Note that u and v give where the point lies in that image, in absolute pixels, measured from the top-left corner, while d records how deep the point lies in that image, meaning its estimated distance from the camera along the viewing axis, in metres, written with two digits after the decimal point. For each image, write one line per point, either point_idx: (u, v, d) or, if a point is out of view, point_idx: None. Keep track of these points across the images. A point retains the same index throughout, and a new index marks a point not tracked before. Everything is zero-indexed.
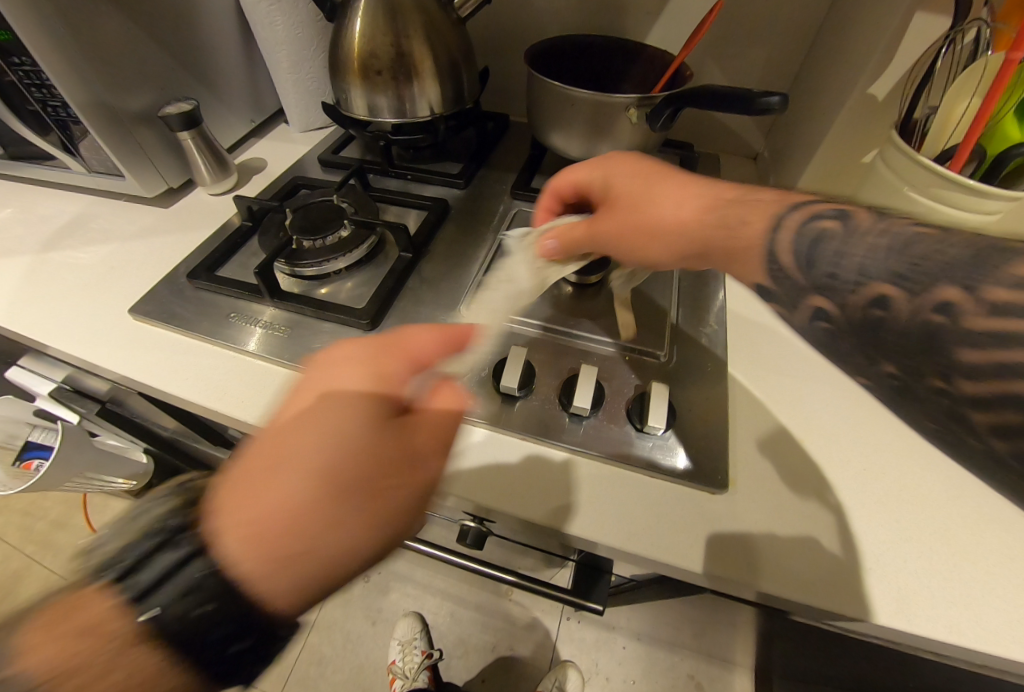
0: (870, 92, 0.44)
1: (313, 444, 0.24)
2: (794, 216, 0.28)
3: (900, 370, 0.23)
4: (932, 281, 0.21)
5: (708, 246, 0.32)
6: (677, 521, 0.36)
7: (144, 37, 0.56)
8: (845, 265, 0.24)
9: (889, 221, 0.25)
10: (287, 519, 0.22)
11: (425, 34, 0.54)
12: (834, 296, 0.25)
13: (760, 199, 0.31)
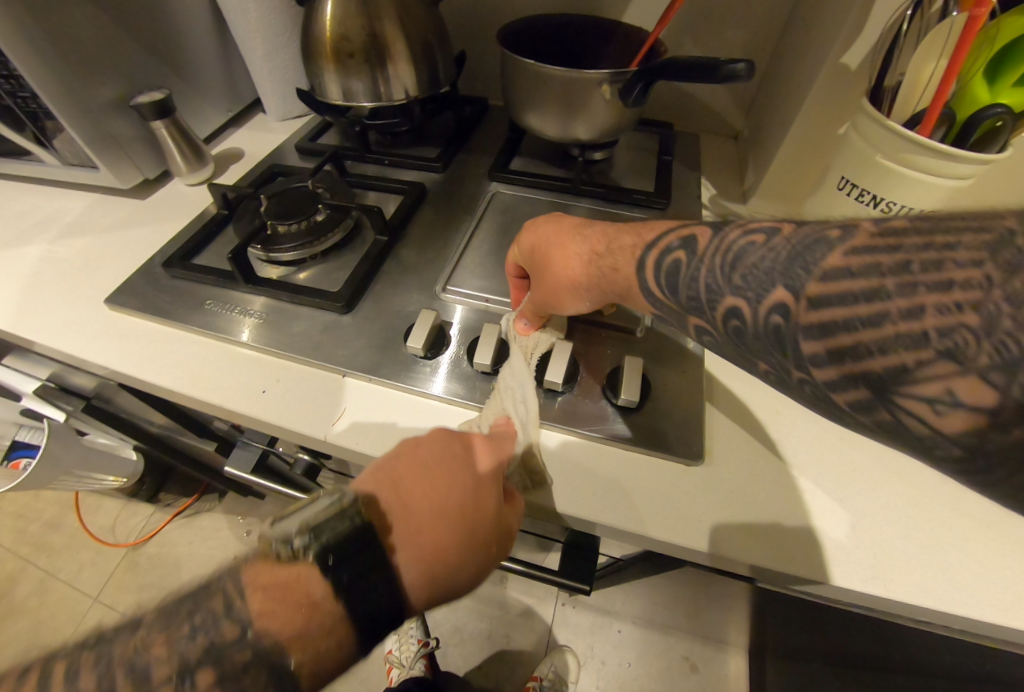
0: (842, 61, 0.44)
1: (461, 499, 0.30)
2: (649, 255, 0.32)
3: (770, 367, 0.26)
4: (765, 286, 0.25)
5: (610, 290, 0.35)
6: (654, 495, 0.36)
7: (113, 25, 0.55)
8: (698, 285, 0.29)
9: (723, 238, 0.29)
10: (442, 554, 0.29)
11: (397, 16, 0.53)
12: (702, 317, 0.29)
13: (628, 237, 0.35)
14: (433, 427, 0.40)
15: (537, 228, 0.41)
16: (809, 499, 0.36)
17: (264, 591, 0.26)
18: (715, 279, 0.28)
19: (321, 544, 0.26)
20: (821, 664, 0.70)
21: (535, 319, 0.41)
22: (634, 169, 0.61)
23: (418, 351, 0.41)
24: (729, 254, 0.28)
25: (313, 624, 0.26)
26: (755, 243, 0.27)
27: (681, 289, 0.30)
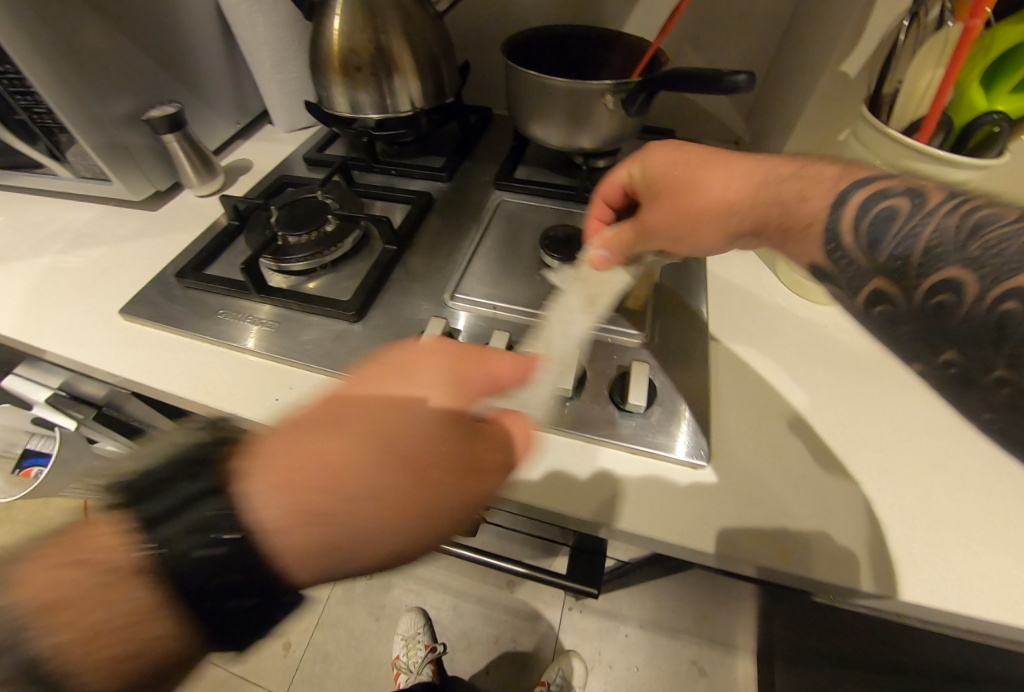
0: (841, 69, 0.45)
1: (359, 424, 0.26)
2: (855, 194, 0.29)
3: (960, 358, 0.24)
4: (1002, 265, 0.23)
5: (765, 224, 0.34)
6: (665, 499, 0.36)
7: (127, 41, 0.56)
8: (901, 243, 0.27)
9: (956, 203, 0.26)
10: (326, 478, 0.24)
11: (403, 30, 0.54)
12: (895, 280, 0.27)
13: (817, 169, 0.32)
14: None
15: (668, 157, 0.40)
16: (817, 502, 0.36)
17: (62, 565, 0.22)
18: (939, 240, 0.26)
19: (137, 477, 0.24)
20: (831, 666, 0.70)
21: (634, 246, 0.41)
22: None
23: None
24: (962, 221, 0.25)
25: (111, 584, 0.22)
26: (988, 219, 0.25)
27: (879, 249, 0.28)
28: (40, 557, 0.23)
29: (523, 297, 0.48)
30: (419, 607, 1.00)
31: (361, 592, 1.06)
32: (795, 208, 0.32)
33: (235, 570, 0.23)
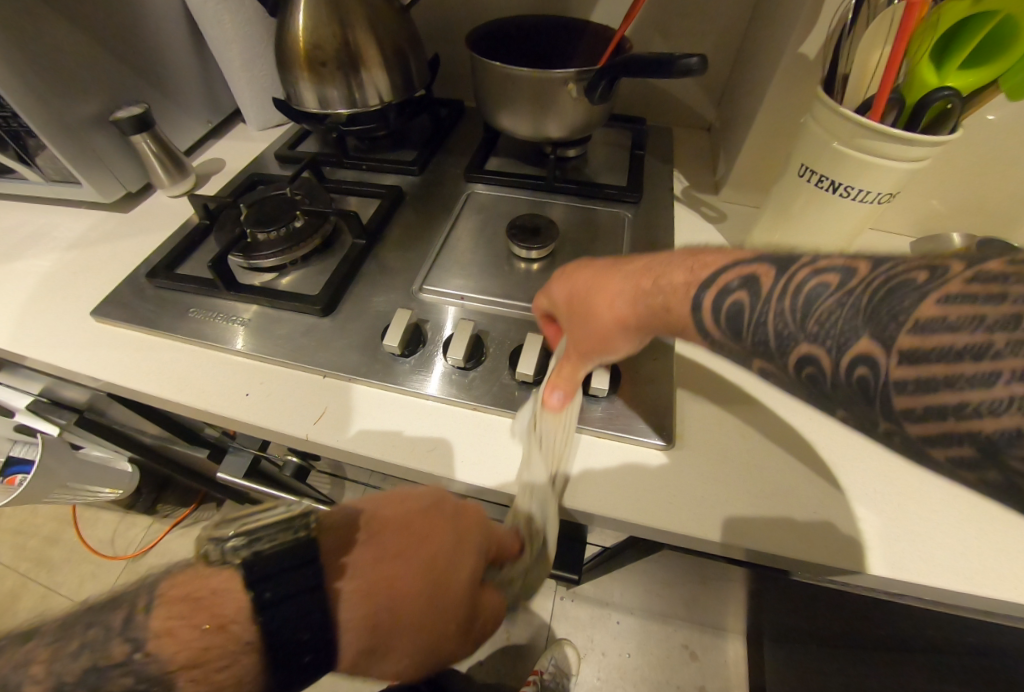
0: (801, 52, 0.45)
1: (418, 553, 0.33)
2: (706, 295, 0.31)
3: (846, 418, 0.27)
4: (847, 336, 0.25)
5: (662, 326, 0.34)
6: (628, 479, 0.38)
7: (91, 43, 0.55)
8: (764, 328, 0.29)
9: (789, 278, 0.28)
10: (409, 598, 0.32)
11: (369, 24, 0.54)
12: (769, 359, 0.29)
13: (680, 266, 0.34)
14: (414, 422, 0.41)
15: (565, 279, 0.40)
16: (778, 480, 0.37)
17: (173, 607, 0.28)
18: (786, 324, 0.27)
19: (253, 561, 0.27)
20: (817, 643, 0.71)
21: (572, 371, 0.38)
22: (606, 165, 0.62)
23: (394, 349, 0.42)
24: (800, 293, 0.27)
25: (215, 653, 0.26)
26: (826, 286, 0.27)
27: (744, 329, 0.30)
28: (158, 608, 0.28)
29: (493, 286, 0.49)
30: None
31: None
32: (675, 312, 0.33)
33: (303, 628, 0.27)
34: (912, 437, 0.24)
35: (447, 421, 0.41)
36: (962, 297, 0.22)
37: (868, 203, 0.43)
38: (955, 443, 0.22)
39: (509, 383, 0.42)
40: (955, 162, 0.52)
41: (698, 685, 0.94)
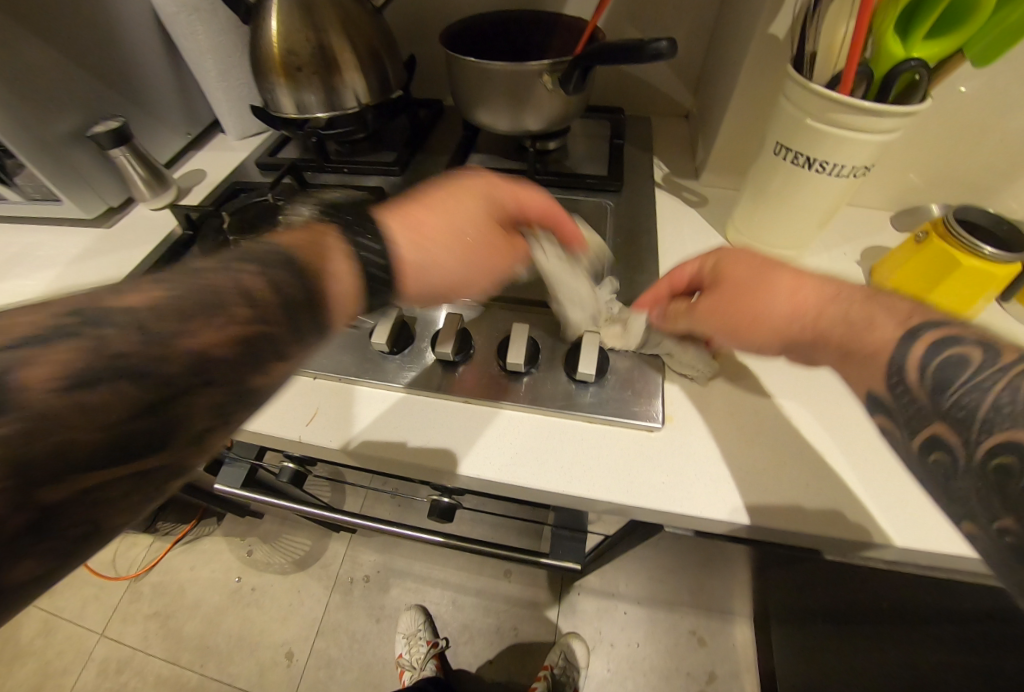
0: (771, 32, 0.46)
1: (444, 228, 0.39)
2: (926, 337, 0.29)
3: (1017, 526, 0.25)
4: None
5: (825, 335, 0.33)
6: (621, 461, 0.38)
7: (64, 58, 0.55)
8: (977, 398, 0.27)
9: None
10: (470, 255, 0.40)
11: (341, 27, 0.55)
12: (959, 429, 0.27)
13: (890, 303, 0.32)
14: (407, 420, 0.41)
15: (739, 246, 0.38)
16: (771, 456, 0.38)
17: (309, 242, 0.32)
18: (1011, 402, 0.26)
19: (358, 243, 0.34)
20: (821, 619, 0.72)
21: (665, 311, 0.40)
22: (588, 156, 0.62)
23: (384, 348, 0.42)
24: None
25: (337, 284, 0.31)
26: None
27: (949, 391, 0.28)
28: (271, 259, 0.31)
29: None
30: (419, 604, 1.00)
31: (358, 594, 1.04)
32: (862, 329, 0.32)
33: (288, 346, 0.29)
34: None
35: (440, 414, 0.41)
36: None
37: (845, 178, 0.44)
38: None
39: (500, 374, 0.42)
40: (928, 135, 0.53)
41: (708, 670, 0.94)
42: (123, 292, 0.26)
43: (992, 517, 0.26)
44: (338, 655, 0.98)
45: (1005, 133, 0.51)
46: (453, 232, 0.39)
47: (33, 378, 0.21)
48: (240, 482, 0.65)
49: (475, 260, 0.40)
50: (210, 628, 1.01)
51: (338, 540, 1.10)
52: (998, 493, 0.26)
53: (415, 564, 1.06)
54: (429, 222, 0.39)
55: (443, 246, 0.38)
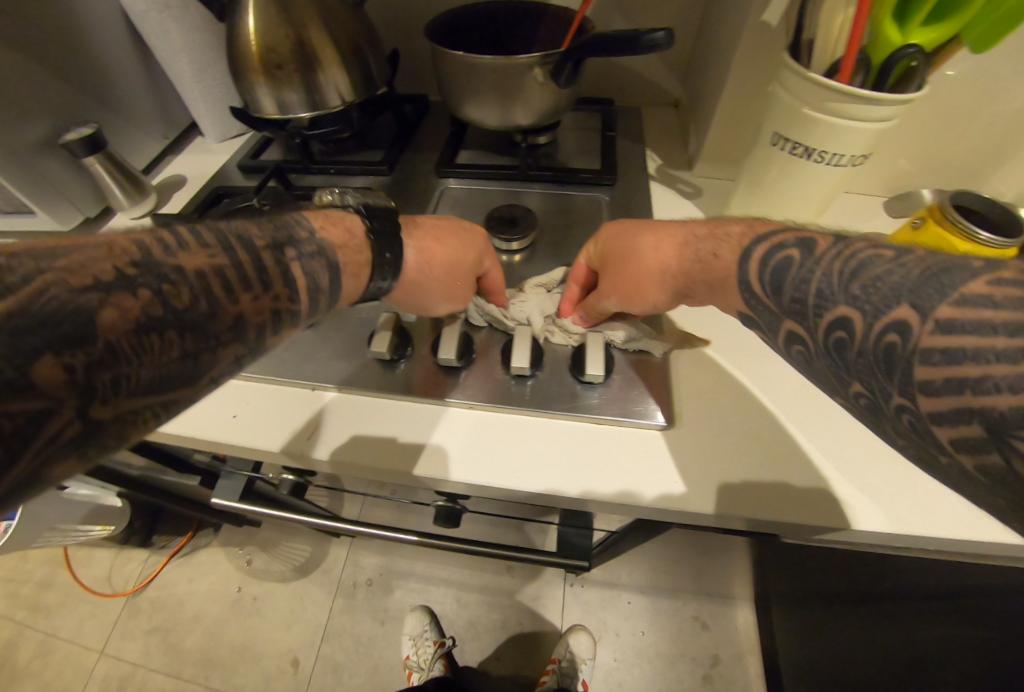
0: (763, 19, 0.45)
1: (656, 253, 0.38)
2: (757, 248, 0.32)
3: (865, 389, 0.27)
4: (890, 299, 0.25)
5: (693, 278, 0.36)
6: (632, 461, 0.37)
7: (27, 61, 0.52)
8: (807, 288, 0.29)
9: (846, 246, 0.28)
10: (672, 275, 0.38)
11: (321, 21, 0.53)
12: (802, 320, 0.29)
13: (732, 229, 0.35)
14: (395, 422, 0.40)
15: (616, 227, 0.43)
16: (779, 449, 0.38)
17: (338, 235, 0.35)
18: (830, 285, 0.28)
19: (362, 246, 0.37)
20: (821, 601, 0.73)
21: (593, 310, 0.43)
22: (579, 149, 0.61)
23: (384, 356, 0.41)
24: (852, 262, 0.27)
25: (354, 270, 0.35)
26: (879, 258, 0.27)
27: (786, 287, 0.30)
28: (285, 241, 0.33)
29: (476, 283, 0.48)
30: (423, 605, 1.00)
31: (361, 597, 1.03)
32: (715, 262, 0.35)
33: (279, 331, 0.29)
34: (925, 411, 0.24)
35: (444, 421, 0.40)
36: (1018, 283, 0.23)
37: (843, 166, 0.43)
38: (967, 419, 0.23)
39: (505, 378, 0.41)
40: (920, 120, 0.53)
41: (712, 653, 0.96)
42: (182, 249, 0.27)
43: (847, 385, 0.28)
44: (344, 660, 0.98)
45: (995, 116, 0.51)
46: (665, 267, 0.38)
47: (110, 319, 0.23)
48: (237, 494, 0.64)
49: (471, 257, 0.42)
50: (212, 639, 1.00)
51: (339, 545, 1.09)
52: (838, 361, 0.27)
53: (417, 564, 1.06)
54: (434, 230, 0.42)
55: (639, 271, 0.39)
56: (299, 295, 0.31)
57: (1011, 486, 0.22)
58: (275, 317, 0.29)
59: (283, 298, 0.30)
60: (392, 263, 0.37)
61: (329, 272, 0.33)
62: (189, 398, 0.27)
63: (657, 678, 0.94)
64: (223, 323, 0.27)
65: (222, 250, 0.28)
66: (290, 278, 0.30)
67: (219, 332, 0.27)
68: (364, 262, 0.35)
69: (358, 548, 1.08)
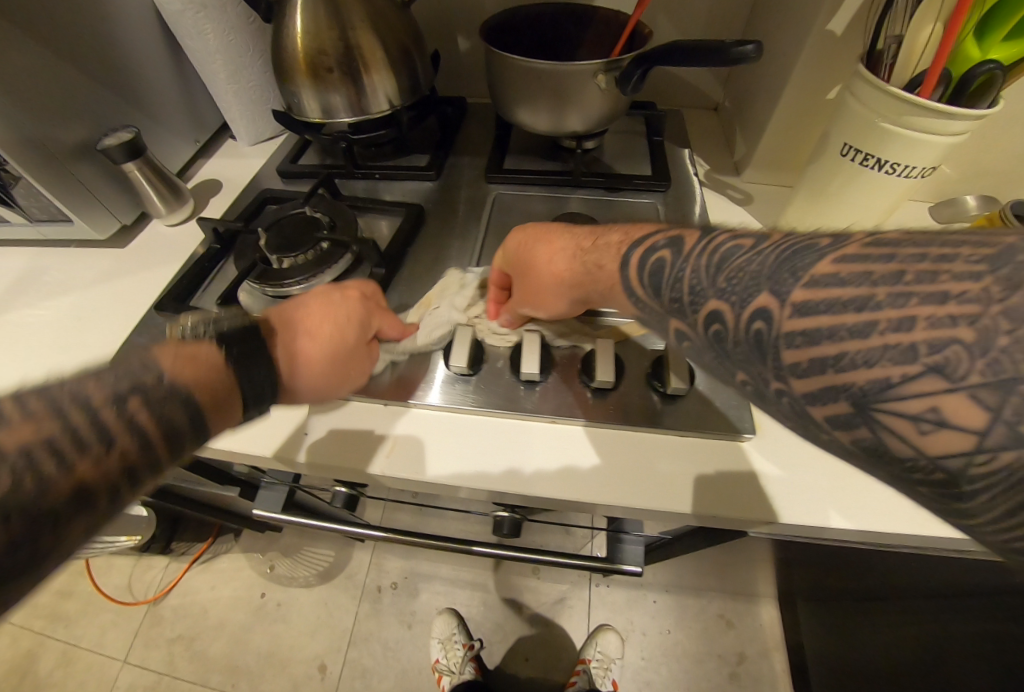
0: (829, 28, 0.45)
1: (554, 259, 0.38)
2: (634, 255, 0.33)
3: (747, 377, 0.26)
4: (753, 291, 0.25)
5: (587, 287, 0.37)
6: (717, 473, 0.38)
7: (63, 64, 0.50)
8: (683, 286, 0.29)
9: (710, 241, 0.29)
10: (572, 281, 0.38)
11: (371, 24, 0.51)
12: (684, 317, 0.29)
13: (612, 238, 0.36)
14: (469, 434, 0.40)
15: (522, 232, 0.43)
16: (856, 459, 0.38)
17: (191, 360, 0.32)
18: (701, 281, 0.28)
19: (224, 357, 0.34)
20: (856, 600, 0.74)
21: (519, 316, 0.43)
22: (625, 153, 0.60)
23: (464, 370, 0.40)
24: (717, 254, 0.28)
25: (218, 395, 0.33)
26: (741, 248, 0.27)
27: (665, 287, 0.30)
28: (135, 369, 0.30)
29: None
30: (450, 608, 1.00)
31: (386, 601, 1.03)
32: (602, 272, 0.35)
33: (134, 477, 0.29)
34: (799, 394, 0.24)
35: (525, 436, 0.40)
36: (858, 257, 0.23)
37: (910, 178, 0.43)
38: (833, 397, 0.23)
39: (582, 390, 0.41)
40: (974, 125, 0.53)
41: (738, 650, 0.97)
42: (10, 424, 0.25)
43: (733, 374, 0.27)
44: (372, 665, 0.97)
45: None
46: (563, 274, 0.38)
47: None
48: (282, 505, 0.63)
49: (353, 311, 0.41)
50: (238, 646, 0.99)
51: (362, 549, 1.09)
52: (720, 352, 0.27)
53: (442, 567, 1.06)
54: (297, 312, 0.40)
55: (541, 280, 0.39)
56: (155, 447, 0.30)
57: (871, 451, 0.22)
58: (124, 478, 0.28)
59: (133, 452, 0.29)
60: (261, 379, 0.35)
61: (186, 412, 0.31)
62: (28, 582, 0.26)
63: (685, 675, 0.96)
64: (60, 496, 0.26)
65: (54, 416, 0.26)
66: (142, 433, 0.29)
67: (58, 508, 0.26)
68: (224, 387, 0.33)
69: (382, 552, 1.08)
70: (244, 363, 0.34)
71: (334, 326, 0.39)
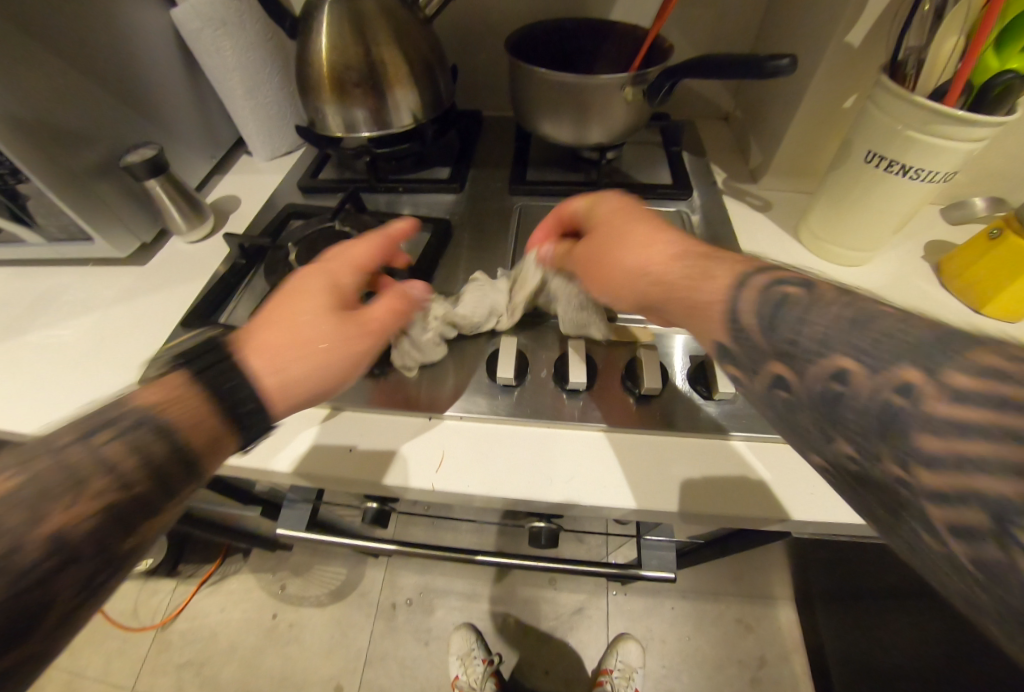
0: (847, 40, 0.46)
1: (644, 253, 0.34)
2: (758, 279, 0.28)
3: (856, 453, 0.23)
4: (897, 359, 0.21)
5: (669, 293, 0.32)
6: (768, 476, 0.37)
7: (86, 81, 0.50)
8: (806, 332, 0.25)
9: (854, 295, 0.25)
10: (653, 282, 0.33)
11: (396, 41, 0.52)
12: (793, 365, 0.25)
13: (731, 260, 0.31)
14: (519, 446, 0.39)
15: (613, 206, 0.40)
16: None
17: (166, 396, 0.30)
18: (829, 332, 0.24)
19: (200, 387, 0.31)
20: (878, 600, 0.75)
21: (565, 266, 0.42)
22: (644, 163, 0.61)
23: (511, 381, 0.40)
24: (858, 310, 0.24)
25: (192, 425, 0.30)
26: (886, 313, 0.23)
27: (782, 328, 0.26)
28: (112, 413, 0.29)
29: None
30: (468, 623, 0.99)
31: (401, 618, 1.01)
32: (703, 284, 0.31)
33: (120, 523, 0.27)
34: (921, 487, 0.20)
35: (574, 446, 0.39)
36: None
37: (928, 183, 0.44)
38: (966, 503, 0.19)
39: (626, 397, 0.41)
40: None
41: (758, 654, 0.97)
42: None
43: (830, 443, 0.24)
44: (389, 685, 0.95)
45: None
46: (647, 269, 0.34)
47: None
48: (306, 523, 0.62)
49: (338, 347, 0.36)
50: (249, 671, 0.96)
51: (375, 566, 1.07)
52: (826, 417, 0.24)
53: (457, 581, 1.05)
54: (275, 329, 0.35)
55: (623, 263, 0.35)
56: (139, 481, 0.27)
57: (1000, 592, 0.18)
58: (114, 516, 0.26)
59: (115, 488, 0.27)
60: (244, 403, 0.32)
61: (158, 444, 0.28)
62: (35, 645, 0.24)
63: (707, 681, 0.95)
64: (38, 550, 0.24)
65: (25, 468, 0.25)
66: (116, 466, 0.27)
67: (33, 562, 0.24)
68: (202, 417, 0.30)
69: (396, 568, 1.07)
70: (218, 390, 0.31)
71: (311, 372, 0.34)
